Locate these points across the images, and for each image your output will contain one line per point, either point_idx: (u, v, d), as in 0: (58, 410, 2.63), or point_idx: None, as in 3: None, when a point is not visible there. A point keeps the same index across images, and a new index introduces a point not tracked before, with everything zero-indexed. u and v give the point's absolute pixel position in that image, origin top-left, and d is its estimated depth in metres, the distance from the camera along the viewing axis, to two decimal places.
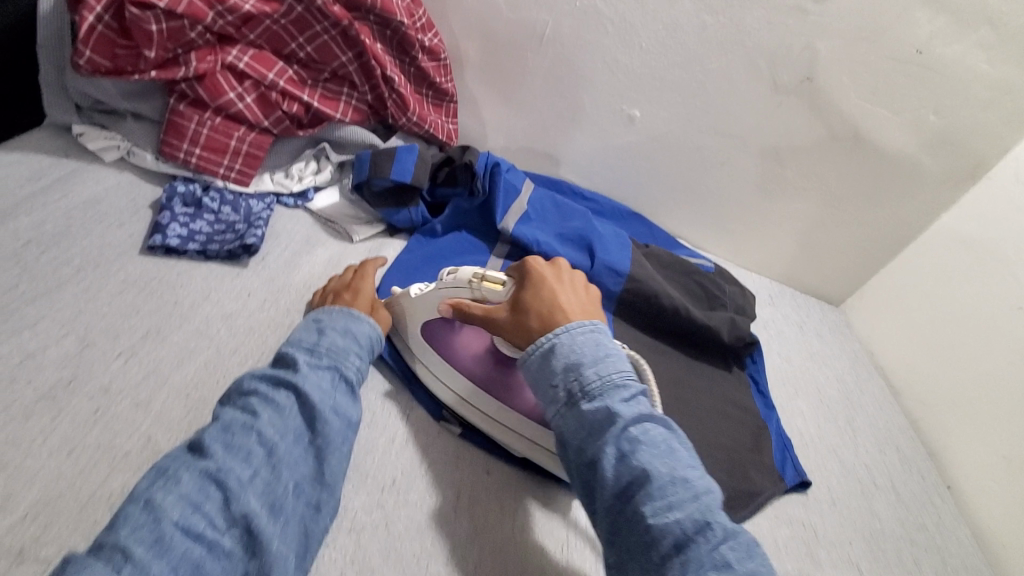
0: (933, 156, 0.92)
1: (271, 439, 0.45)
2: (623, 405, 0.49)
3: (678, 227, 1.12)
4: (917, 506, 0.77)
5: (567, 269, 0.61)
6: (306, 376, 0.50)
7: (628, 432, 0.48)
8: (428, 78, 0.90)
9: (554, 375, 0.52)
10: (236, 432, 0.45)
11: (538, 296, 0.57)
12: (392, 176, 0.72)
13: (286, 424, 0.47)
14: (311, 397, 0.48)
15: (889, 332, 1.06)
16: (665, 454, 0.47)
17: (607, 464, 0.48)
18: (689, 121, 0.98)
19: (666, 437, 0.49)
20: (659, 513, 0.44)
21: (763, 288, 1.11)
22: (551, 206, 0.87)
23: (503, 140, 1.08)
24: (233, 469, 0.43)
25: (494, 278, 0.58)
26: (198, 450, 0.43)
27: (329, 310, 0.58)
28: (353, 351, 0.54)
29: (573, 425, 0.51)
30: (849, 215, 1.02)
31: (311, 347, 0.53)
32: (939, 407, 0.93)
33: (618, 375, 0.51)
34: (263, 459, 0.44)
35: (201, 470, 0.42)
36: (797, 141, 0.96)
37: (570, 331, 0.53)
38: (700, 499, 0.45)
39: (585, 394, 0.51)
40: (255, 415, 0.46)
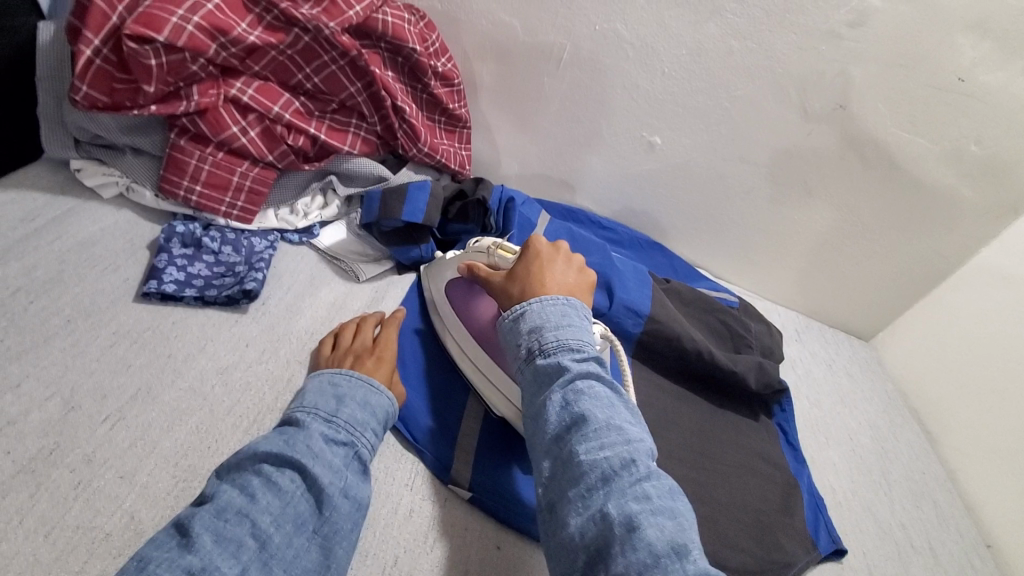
0: (976, 190, 0.86)
1: (268, 530, 0.41)
2: (573, 362, 0.51)
3: (698, 256, 1.08)
4: (960, 572, 0.71)
5: (569, 253, 0.63)
6: (316, 455, 0.46)
7: (575, 384, 0.49)
8: (440, 104, 0.86)
9: (517, 334, 0.55)
10: (231, 519, 0.41)
11: (529, 269, 0.60)
12: (404, 217, 0.68)
13: (287, 510, 0.43)
14: (318, 479, 0.45)
15: (924, 371, 1.00)
16: (608, 408, 0.48)
17: (553, 415, 0.49)
18: (713, 149, 0.93)
19: (609, 395, 0.50)
20: (591, 452, 0.45)
21: (787, 321, 1.06)
22: (567, 239, 0.83)
23: (517, 165, 1.04)
24: (221, 568, 0.38)
25: (506, 247, 0.63)
26: (185, 538, 0.39)
27: (344, 373, 0.55)
28: (368, 425, 0.51)
29: (529, 378, 0.53)
30: (882, 248, 0.97)
31: (326, 418, 0.50)
32: (981, 457, 0.87)
33: (575, 340, 0.53)
34: (256, 553, 0.40)
35: (184, 568, 0.37)
36: (827, 171, 0.91)
37: (542, 301, 0.56)
38: (632, 446, 0.46)
39: (542, 351, 0.53)
40: (254, 498, 0.42)
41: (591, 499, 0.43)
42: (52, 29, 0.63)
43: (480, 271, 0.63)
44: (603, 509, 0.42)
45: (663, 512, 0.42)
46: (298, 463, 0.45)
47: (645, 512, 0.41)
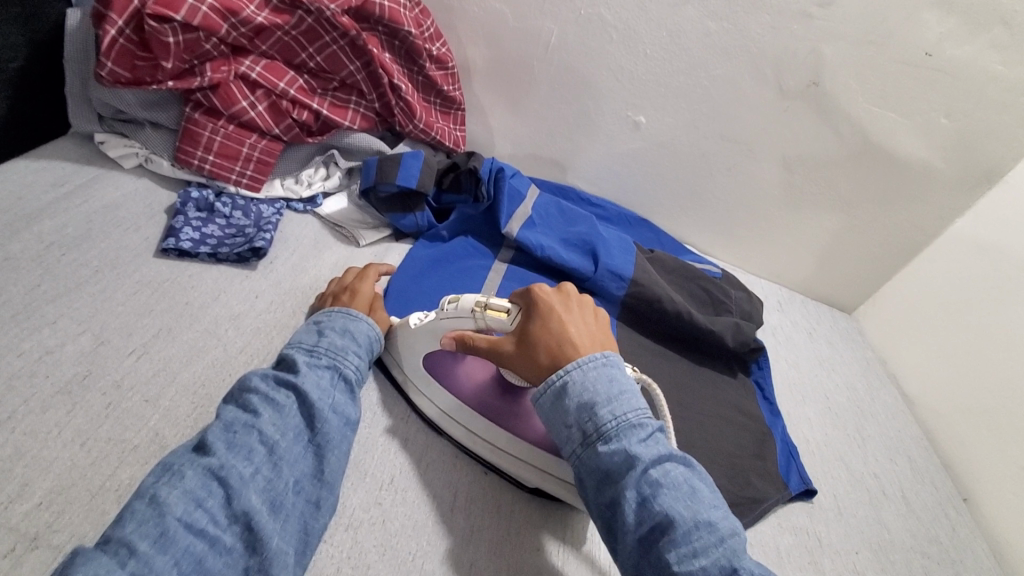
0: (946, 161, 0.90)
1: (273, 438, 0.47)
2: (640, 447, 0.50)
3: (685, 232, 1.12)
4: (930, 517, 0.75)
5: (574, 294, 0.60)
6: (307, 376, 0.51)
7: (648, 476, 0.48)
8: (435, 86, 0.92)
9: (567, 415, 0.52)
10: (238, 430, 0.46)
11: (547, 327, 0.56)
12: (398, 181, 0.73)
13: (285, 422, 0.48)
14: (310, 395, 0.50)
15: (902, 339, 1.04)
16: (687, 496, 0.48)
17: (629, 511, 0.48)
18: (696, 127, 0.98)
19: (686, 479, 0.49)
20: (684, 561, 0.44)
21: (771, 294, 1.10)
22: (555, 211, 0.88)
23: (510, 147, 1.09)
24: (235, 467, 0.44)
25: (497, 307, 0.57)
26: (201, 449, 0.45)
27: (327, 310, 0.60)
28: (352, 350, 0.56)
29: (589, 464, 0.51)
30: (859, 220, 1.01)
31: (312, 347, 0.54)
32: (954, 416, 0.91)
33: (633, 415, 0.51)
34: (264, 456, 0.46)
35: (204, 467, 0.43)
36: (804, 146, 0.96)
37: (582, 367, 0.53)
38: (726, 545, 0.45)
39: (601, 435, 0.51)
40: (256, 414, 0.48)
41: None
42: (78, 15, 0.69)
43: (480, 343, 0.57)
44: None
45: None
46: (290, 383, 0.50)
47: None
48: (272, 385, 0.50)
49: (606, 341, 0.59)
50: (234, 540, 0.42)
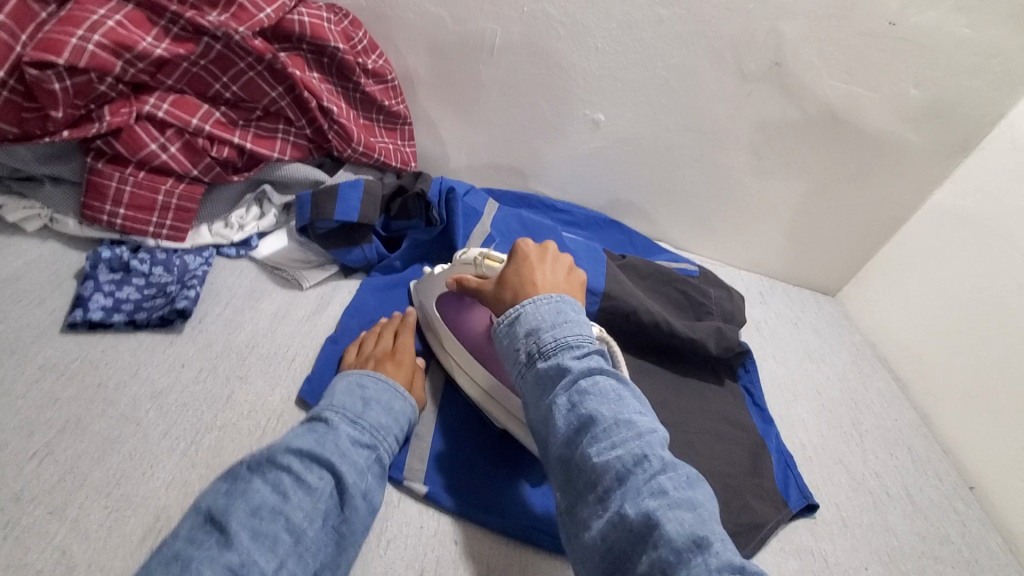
0: (920, 133, 0.87)
1: (299, 526, 0.43)
2: (575, 361, 0.48)
3: (658, 228, 1.07)
4: (938, 515, 0.71)
5: (555, 252, 0.60)
6: (343, 454, 0.48)
7: (578, 385, 0.47)
8: (375, 102, 0.86)
9: (514, 339, 0.51)
10: (266, 516, 0.43)
11: (518, 271, 0.57)
12: (336, 217, 0.67)
13: (317, 507, 0.45)
14: (345, 478, 0.47)
15: (888, 319, 0.99)
16: (615, 402, 0.46)
17: (559, 417, 0.46)
18: (656, 121, 0.93)
19: (615, 388, 0.47)
20: (603, 453, 0.43)
21: (751, 284, 1.06)
22: (517, 226, 0.81)
23: (465, 156, 1.03)
24: (259, 561, 0.40)
25: (494, 257, 0.60)
26: (224, 535, 0.41)
27: (370, 376, 0.57)
28: (391, 430, 0.54)
29: (530, 383, 0.50)
30: (835, 201, 0.97)
31: (353, 419, 0.52)
32: (948, 399, 0.86)
33: (574, 337, 0.49)
34: (290, 547, 0.42)
35: (225, 564, 0.39)
36: (771, 131, 0.91)
37: (535, 301, 0.52)
38: (644, 440, 0.43)
39: (541, 354, 0.49)
40: (286, 496, 0.44)
41: (610, 502, 0.42)
42: None
43: (472, 284, 0.60)
44: (621, 513, 0.41)
45: (681, 505, 0.40)
46: (329, 463, 0.47)
47: (665, 509, 0.40)
48: (308, 462, 0.47)
49: (574, 293, 0.57)
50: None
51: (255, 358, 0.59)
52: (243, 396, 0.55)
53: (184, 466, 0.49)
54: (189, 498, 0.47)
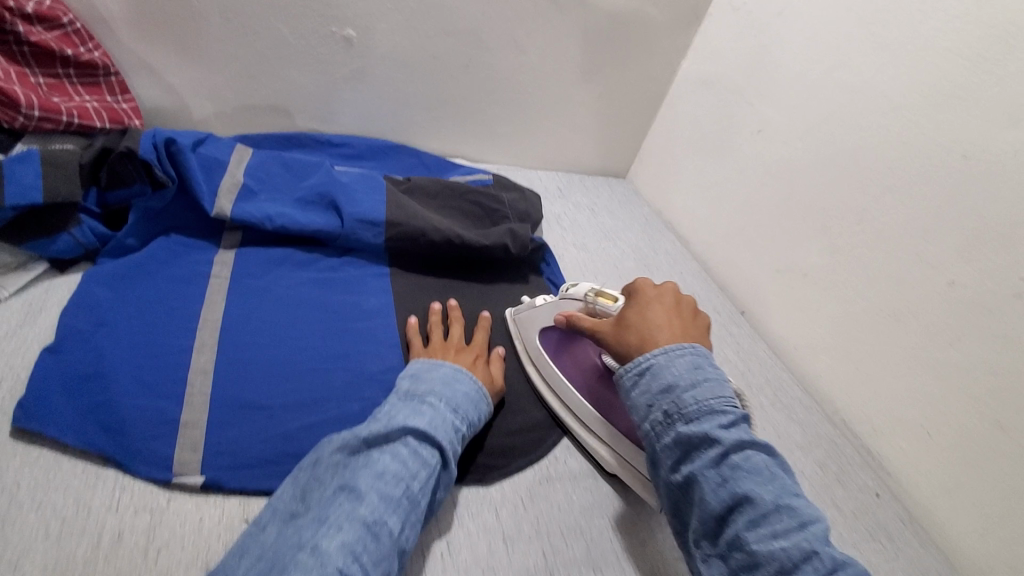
0: (657, 6, 0.93)
1: (418, 492, 0.45)
2: (724, 432, 0.45)
3: (449, 145, 1.03)
4: (717, 341, 0.83)
5: (683, 299, 0.58)
6: (450, 439, 0.50)
7: (731, 459, 0.44)
8: (54, 52, 0.69)
9: (646, 395, 0.50)
10: (391, 480, 0.44)
11: (642, 314, 0.56)
12: (11, 202, 0.53)
13: (430, 481, 0.46)
14: (450, 459, 0.49)
15: (664, 187, 1.09)
16: (772, 483, 0.43)
17: (708, 494, 0.44)
18: (411, 28, 0.86)
19: (769, 465, 0.44)
20: (764, 540, 0.41)
21: (550, 182, 1.08)
22: (279, 167, 0.73)
23: (210, 104, 0.88)
24: (387, 521, 0.42)
25: (607, 295, 0.62)
26: (353, 493, 0.42)
27: (460, 370, 0.58)
28: (477, 424, 0.55)
29: (671, 450, 0.47)
30: (603, 85, 1.01)
31: (453, 407, 0.53)
32: (712, 243, 0.97)
33: (717, 401, 0.47)
34: (409, 512, 0.44)
35: (361, 519, 0.41)
36: (527, 21, 0.89)
37: (668, 352, 0.51)
38: (810, 530, 0.40)
39: (681, 415, 0.47)
40: (406, 467, 0.45)
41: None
42: None
43: (586, 325, 0.60)
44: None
45: None
46: (441, 444, 0.48)
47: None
48: (421, 439, 0.48)
49: (702, 339, 0.55)
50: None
51: None
52: None
53: None
54: None
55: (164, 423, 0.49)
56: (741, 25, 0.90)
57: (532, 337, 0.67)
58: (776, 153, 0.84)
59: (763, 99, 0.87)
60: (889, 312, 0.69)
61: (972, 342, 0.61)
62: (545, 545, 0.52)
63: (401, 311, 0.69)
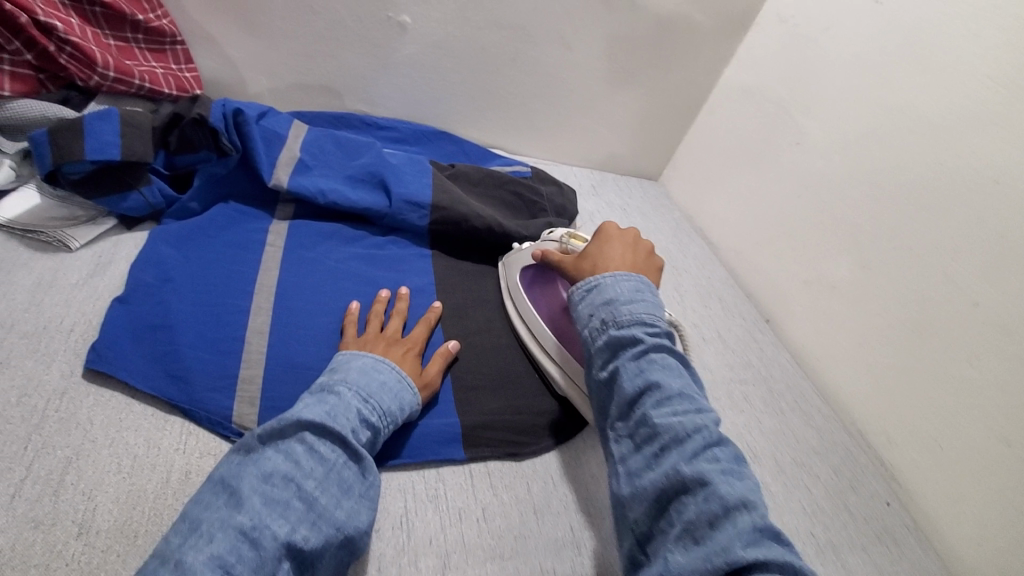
0: (704, 13, 0.95)
1: (311, 492, 0.42)
2: (648, 336, 0.53)
3: (490, 136, 1.05)
4: (742, 346, 0.85)
5: (639, 240, 0.67)
6: (354, 430, 0.47)
7: (648, 356, 0.52)
8: (126, 17, 0.71)
9: (591, 306, 0.57)
10: (277, 483, 0.42)
11: (601, 247, 0.64)
12: (90, 156, 0.56)
13: (330, 477, 0.44)
14: (356, 451, 0.46)
15: (697, 192, 1.10)
16: (679, 378, 0.51)
17: (626, 383, 0.51)
18: (464, 19, 0.88)
19: (675, 363, 0.52)
20: (665, 415, 0.48)
21: (584, 179, 1.10)
22: (333, 146, 0.76)
23: (265, 78, 0.91)
24: (271, 525, 0.39)
25: (578, 237, 0.69)
26: (233, 498, 0.40)
27: (385, 362, 0.55)
28: (398, 414, 0.52)
29: (601, 349, 0.54)
30: (644, 87, 1.03)
31: (363, 396, 0.50)
32: (742, 250, 0.99)
33: (647, 313, 0.54)
34: (303, 514, 0.41)
35: (235, 526, 0.38)
36: (577, 21, 0.92)
37: (615, 275, 0.59)
38: (704, 414, 0.48)
39: (616, 322, 0.55)
40: (298, 465, 0.43)
41: (665, 459, 0.45)
42: None
43: (557, 258, 0.67)
44: (676, 468, 0.44)
45: (731, 473, 0.44)
46: (340, 437, 0.45)
47: (717, 472, 0.43)
48: (319, 433, 0.45)
49: (648, 273, 0.64)
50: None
51: (16, 337, 0.49)
52: (9, 381, 0.46)
53: None
54: None
55: (224, 376, 0.52)
56: (787, 39, 0.92)
57: (512, 274, 0.73)
58: (812, 165, 0.86)
59: (803, 112, 0.88)
60: (913, 328, 0.70)
61: (989, 361, 0.62)
62: (574, 520, 0.55)
63: (443, 292, 0.71)
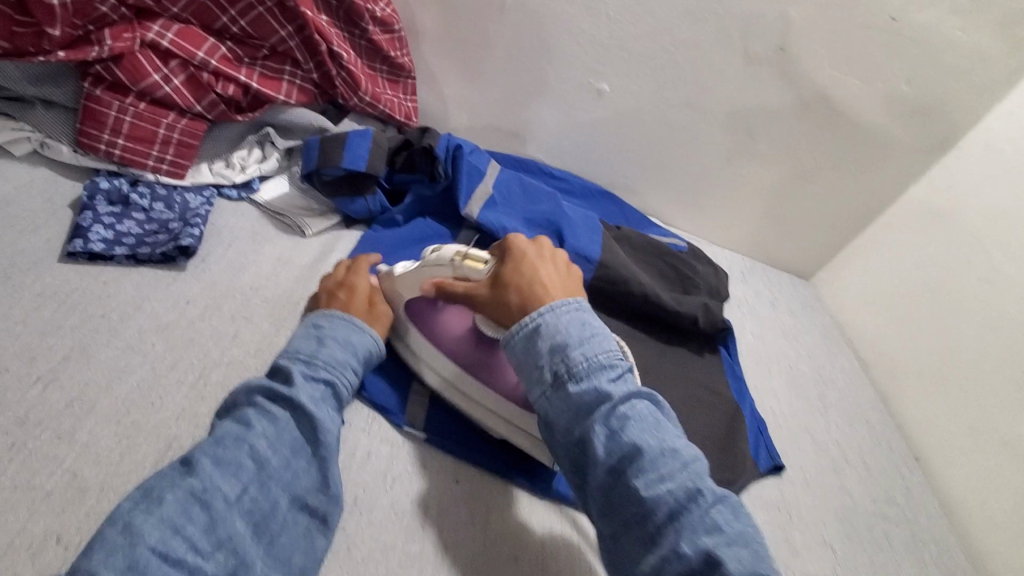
0: (905, 127, 0.92)
1: (261, 453, 0.45)
2: (612, 386, 0.49)
3: (650, 204, 1.08)
4: (889, 481, 0.79)
5: (550, 247, 0.61)
6: (298, 387, 0.49)
7: (618, 411, 0.48)
8: (381, 52, 0.84)
9: (537, 355, 0.52)
10: (226, 445, 0.44)
11: (519, 271, 0.57)
12: (345, 164, 0.67)
13: (281, 435, 0.46)
14: (303, 407, 0.48)
15: (855, 302, 1.04)
16: (655, 428, 0.48)
17: (599, 446, 0.47)
18: (658, 94, 0.94)
19: (651, 411, 0.49)
20: (652, 485, 0.45)
21: (734, 264, 1.09)
22: (517, 188, 0.82)
23: (465, 116, 1.01)
24: (219, 488, 0.42)
25: (476, 257, 0.58)
26: (187, 465, 0.43)
27: (333, 319, 0.57)
28: (350, 364, 0.54)
29: (561, 409, 0.50)
30: (819, 188, 1.01)
31: (311, 355, 0.52)
32: (902, 377, 0.91)
33: (603, 356, 0.51)
34: (252, 474, 0.44)
35: (185, 489, 0.41)
36: (768, 114, 0.93)
37: (555, 310, 0.53)
38: (691, 469, 0.45)
39: (572, 376, 0.50)
40: (246, 427, 0.46)
41: (663, 540, 0.43)
42: None
43: (460, 290, 0.58)
44: (678, 549, 0.42)
45: (737, 539, 0.42)
46: (284, 396, 0.48)
47: (722, 543, 0.41)
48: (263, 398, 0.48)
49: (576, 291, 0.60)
50: (215, 571, 0.39)
51: (260, 300, 0.59)
52: (249, 336, 0.55)
53: (193, 399, 0.49)
54: (200, 430, 0.47)
55: None
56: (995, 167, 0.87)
57: (396, 309, 0.63)
58: (1004, 306, 0.79)
59: (1004, 248, 0.81)
60: None
61: None
62: None
63: None
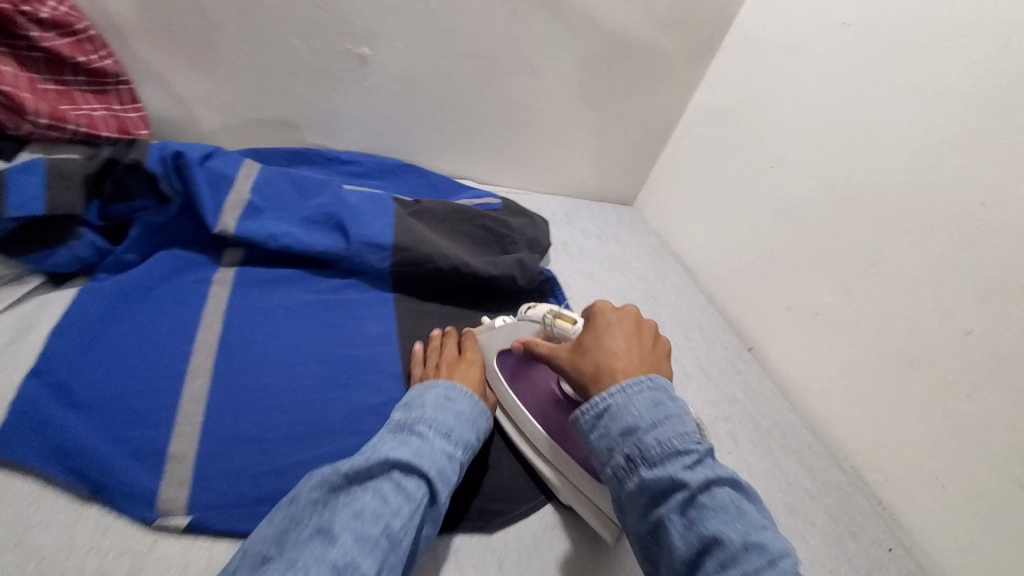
0: (672, 38, 0.93)
1: (397, 533, 0.42)
2: (689, 472, 0.41)
3: (459, 168, 1.02)
4: (725, 380, 0.82)
5: (643, 321, 0.56)
6: (440, 472, 0.47)
7: (697, 500, 0.40)
8: (66, 60, 0.67)
9: (609, 437, 0.46)
10: (368, 519, 0.42)
11: (598, 339, 0.53)
12: (7, 214, 0.52)
13: (413, 518, 0.44)
14: (438, 495, 0.46)
15: (673, 215, 1.07)
16: (740, 521, 0.39)
17: (675, 538, 0.40)
18: (427, 49, 0.85)
19: (736, 500, 0.40)
20: None
21: (557, 207, 1.08)
22: (287, 184, 0.71)
23: (218, 115, 0.86)
24: (359, 567, 0.39)
25: (567, 317, 0.60)
26: (326, 536, 0.40)
27: (456, 388, 0.56)
28: (473, 442, 0.53)
29: (634, 496, 0.44)
30: (614, 113, 1.01)
31: (445, 432, 0.51)
32: (720, 277, 0.96)
33: (679, 437, 0.43)
34: (386, 553, 0.41)
35: (330, 564, 0.38)
36: (544, 49, 0.89)
37: (626, 390, 0.47)
38: (781, 569, 0.36)
39: (645, 459, 0.43)
40: (387, 502, 0.43)
41: None
42: None
43: (538, 348, 0.58)
44: None
45: None
46: (427, 475, 0.46)
47: None
48: (405, 472, 0.45)
49: (658, 366, 0.53)
50: None
51: None
52: None
53: None
54: None
55: (152, 454, 0.48)
56: (754, 60, 0.90)
57: (488, 358, 0.65)
58: (788, 189, 0.83)
59: (777, 136, 0.86)
60: (903, 356, 0.67)
61: (989, 392, 0.59)
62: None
63: (406, 340, 0.67)
